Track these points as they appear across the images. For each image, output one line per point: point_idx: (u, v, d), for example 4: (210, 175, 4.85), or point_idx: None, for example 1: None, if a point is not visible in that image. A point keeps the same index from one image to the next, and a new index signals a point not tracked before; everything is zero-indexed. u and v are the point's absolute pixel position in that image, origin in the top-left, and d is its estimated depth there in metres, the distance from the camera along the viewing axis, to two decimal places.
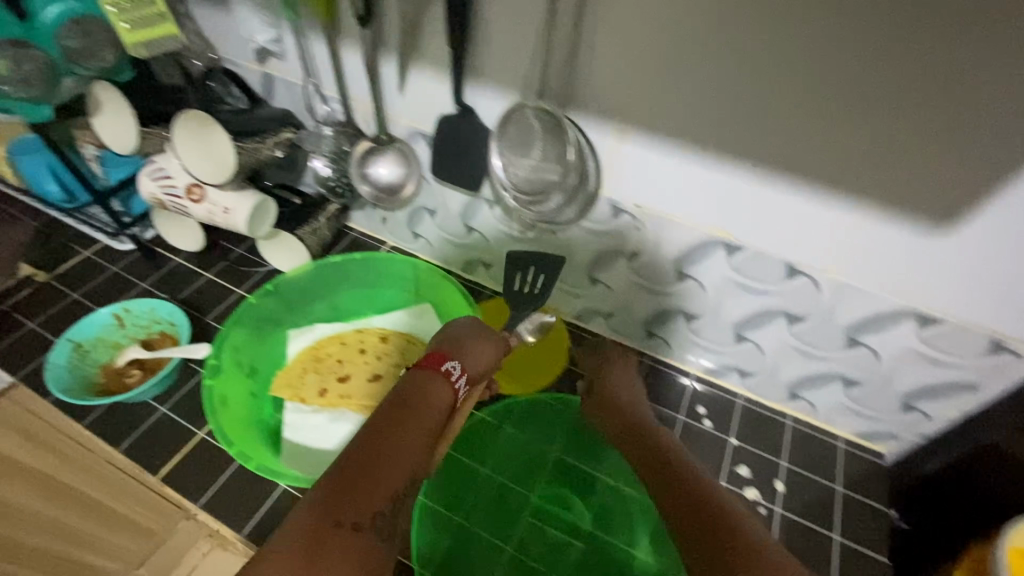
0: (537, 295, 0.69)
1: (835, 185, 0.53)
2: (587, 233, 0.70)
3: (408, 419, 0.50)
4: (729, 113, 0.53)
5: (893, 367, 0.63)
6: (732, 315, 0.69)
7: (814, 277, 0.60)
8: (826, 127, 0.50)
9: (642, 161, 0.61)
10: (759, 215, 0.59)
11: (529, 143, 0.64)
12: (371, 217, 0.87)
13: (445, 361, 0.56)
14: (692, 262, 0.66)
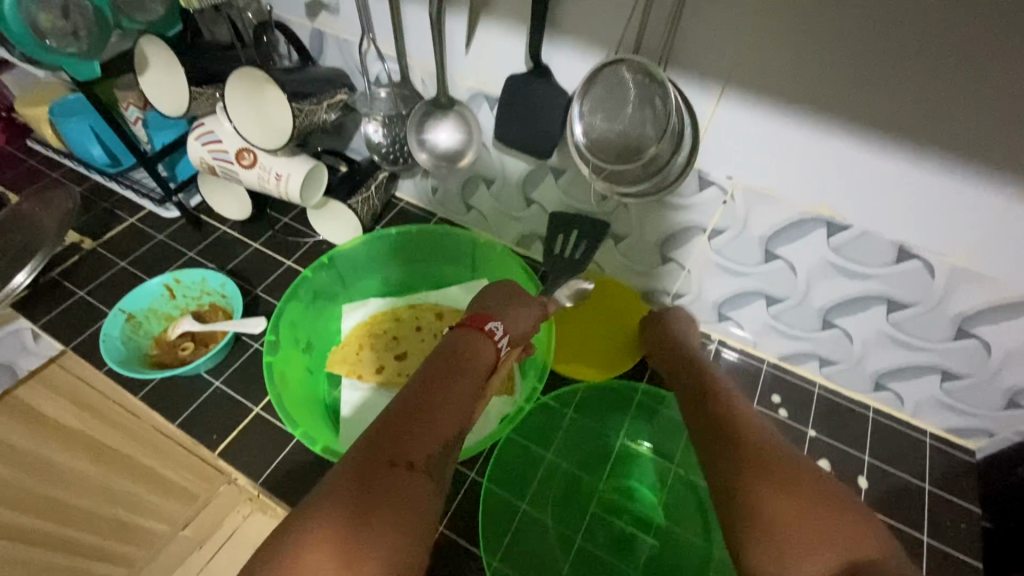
0: (576, 260, 0.67)
1: (983, 157, 0.45)
2: (663, 207, 0.63)
3: (460, 367, 0.47)
4: (854, 71, 0.45)
5: (1005, 361, 0.55)
6: (821, 299, 0.62)
7: (933, 261, 0.52)
8: (981, 82, 0.41)
9: (741, 128, 0.53)
10: (880, 189, 0.50)
11: (621, 104, 0.55)
12: (423, 188, 0.83)
13: (489, 320, 0.53)
14: (781, 239, 0.59)
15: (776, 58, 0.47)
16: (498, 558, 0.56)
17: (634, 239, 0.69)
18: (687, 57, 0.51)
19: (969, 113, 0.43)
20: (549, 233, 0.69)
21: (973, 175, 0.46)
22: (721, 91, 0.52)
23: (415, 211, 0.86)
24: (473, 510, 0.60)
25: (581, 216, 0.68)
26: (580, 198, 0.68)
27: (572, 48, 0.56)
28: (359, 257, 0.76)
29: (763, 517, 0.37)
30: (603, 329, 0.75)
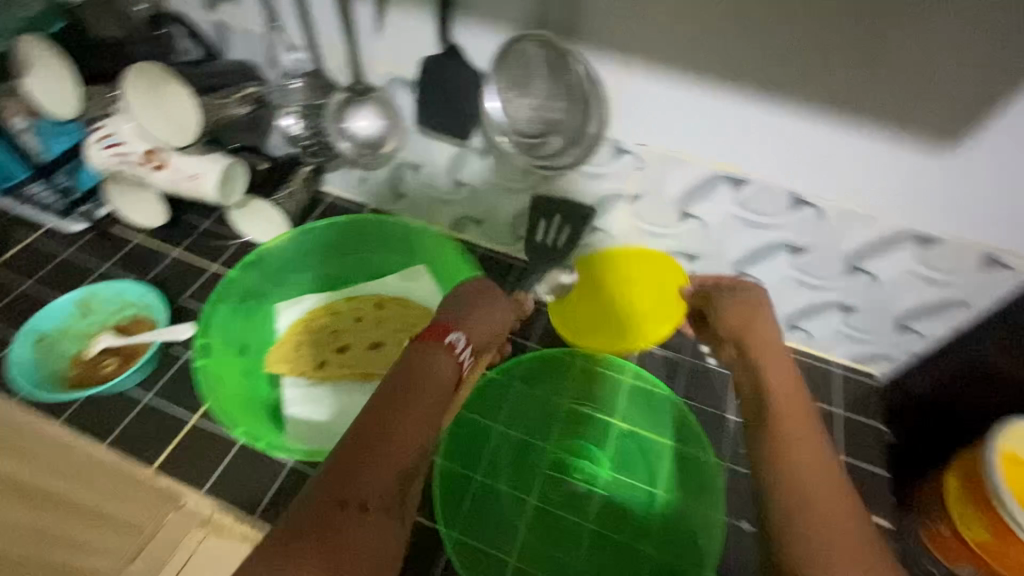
0: (559, 249, 0.68)
1: (848, 106, 0.51)
2: (585, 178, 0.65)
3: (418, 389, 0.46)
4: (735, 33, 0.49)
5: (892, 291, 0.62)
6: (733, 253, 0.66)
7: (822, 206, 0.58)
8: (840, 37, 0.47)
9: (643, 95, 0.57)
10: (768, 142, 0.55)
11: (528, 79, 0.59)
12: (348, 180, 0.82)
13: (449, 332, 0.52)
14: (696, 200, 0.63)
15: (667, 25, 0.51)
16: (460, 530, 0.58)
17: None
18: (590, 29, 0.54)
19: (831, 61, 0.48)
20: (533, 220, 0.68)
21: (842, 122, 0.52)
22: (623, 59, 0.55)
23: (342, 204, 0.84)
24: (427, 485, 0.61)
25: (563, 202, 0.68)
26: (507, 175, 0.69)
27: (483, 24, 0.57)
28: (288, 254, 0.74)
29: None
30: (626, 307, 0.72)
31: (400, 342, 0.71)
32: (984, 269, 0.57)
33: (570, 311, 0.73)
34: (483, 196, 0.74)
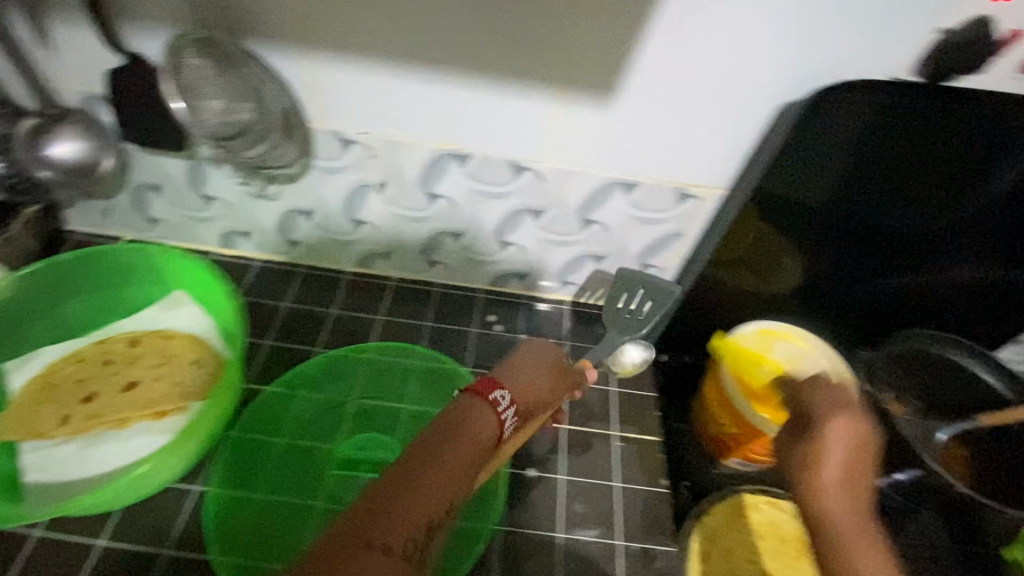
0: (643, 319, 0.70)
1: (691, 103, 0.55)
2: (488, 200, 0.67)
3: (456, 444, 0.46)
4: (583, 46, 0.51)
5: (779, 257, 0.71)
6: (636, 247, 0.72)
7: (701, 196, 0.64)
8: (673, 47, 0.51)
9: (511, 115, 0.57)
10: (639, 143, 0.59)
11: (393, 111, 0.58)
12: (236, 237, 0.78)
13: (496, 388, 0.52)
14: (596, 205, 0.67)
15: (518, 42, 0.51)
16: None
17: (471, 232, 0.72)
18: (444, 54, 0.53)
19: (670, 67, 0.52)
20: (618, 288, 0.71)
21: (702, 119, 0.57)
22: (482, 78, 0.55)
23: (232, 262, 0.79)
24: None
25: (650, 280, 0.71)
26: (408, 205, 0.69)
27: (341, 71, 0.55)
28: (162, 348, 0.68)
29: None
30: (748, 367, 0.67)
31: (297, 395, 0.67)
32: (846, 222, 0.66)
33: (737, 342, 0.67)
34: (389, 229, 0.73)
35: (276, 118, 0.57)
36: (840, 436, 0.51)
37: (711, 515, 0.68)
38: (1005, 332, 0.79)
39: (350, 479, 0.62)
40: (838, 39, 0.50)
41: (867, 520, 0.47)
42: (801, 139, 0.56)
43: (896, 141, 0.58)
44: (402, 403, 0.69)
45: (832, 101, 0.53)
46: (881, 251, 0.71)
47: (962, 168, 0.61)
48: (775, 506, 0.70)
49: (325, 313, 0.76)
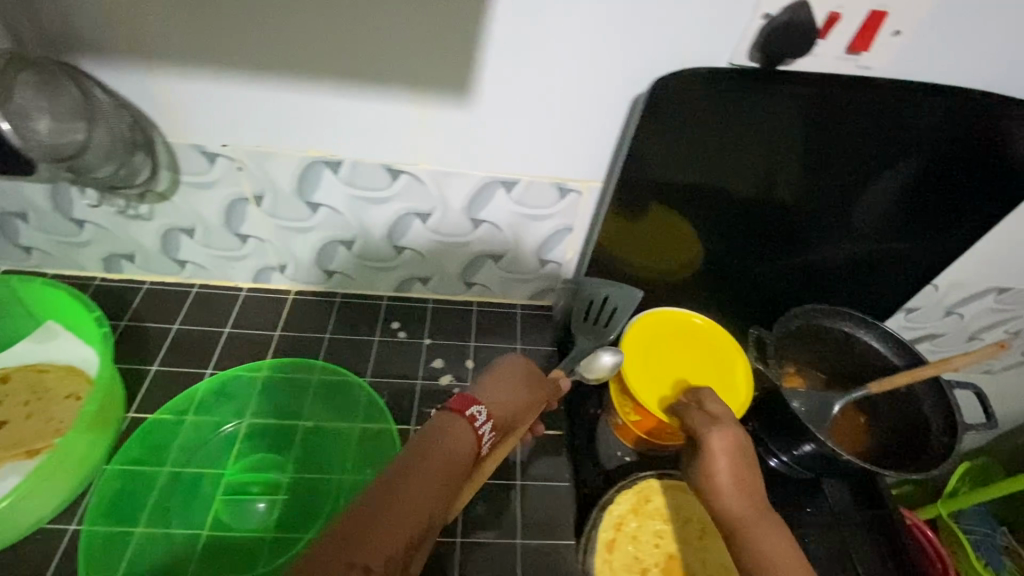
0: (606, 329, 0.73)
1: (551, 97, 0.55)
2: (372, 206, 0.66)
3: (432, 458, 0.49)
4: (428, 45, 0.50)
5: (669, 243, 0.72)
6: (530, 243, 0.72)
7: (580, 189, 0.65)
8: (518, 41, 0.51)
9: (373, 119, 0.56)
10: (508, 139, 0.59)
11: (250, 120, 0.57)
12: (119, 260, 0.74)
13: (474, 404, 0.55)
14: (481, 205, 0.66)
15: (362, 43, 0.50)
16: None
17: (362, 240, 0.71)
18: (288, 59, 0.51)
19: (520, 61, 0.52)
20: (582, 298, 0.74)
21: (564, 112, 0.57)
22: (333, 82, 0.53)
23: (117, 287, 0.76)
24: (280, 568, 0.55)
25: (615, 288, 0.74)
26: (291, 217, 0.67)
27: (188, 82, 0.53)
28: (35, 383, 0.64)
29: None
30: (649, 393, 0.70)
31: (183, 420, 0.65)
32: (726, 204, 0.68)
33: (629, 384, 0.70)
34: (278, 242, 0.71)
35: (109, 139, 0.54)
36: (717, 440, 0.60)
37: (617, 504, 0.68)
38: (890, 302, 0.83)
39: (238, 504, 0.60)
40: (679, 26, 0.51)
41: (757, 508, 0.57)
42: (657, 128, 0.57)
43: (756, 127, 0.59)
44: (299, 420, 0.67)
45: (675, 90, 0.54)
46: (774, 235, 0.73)
47: (860, 147, 0.63)
48: (680, 491, 0.70)
49: (218, 333, 0.74)
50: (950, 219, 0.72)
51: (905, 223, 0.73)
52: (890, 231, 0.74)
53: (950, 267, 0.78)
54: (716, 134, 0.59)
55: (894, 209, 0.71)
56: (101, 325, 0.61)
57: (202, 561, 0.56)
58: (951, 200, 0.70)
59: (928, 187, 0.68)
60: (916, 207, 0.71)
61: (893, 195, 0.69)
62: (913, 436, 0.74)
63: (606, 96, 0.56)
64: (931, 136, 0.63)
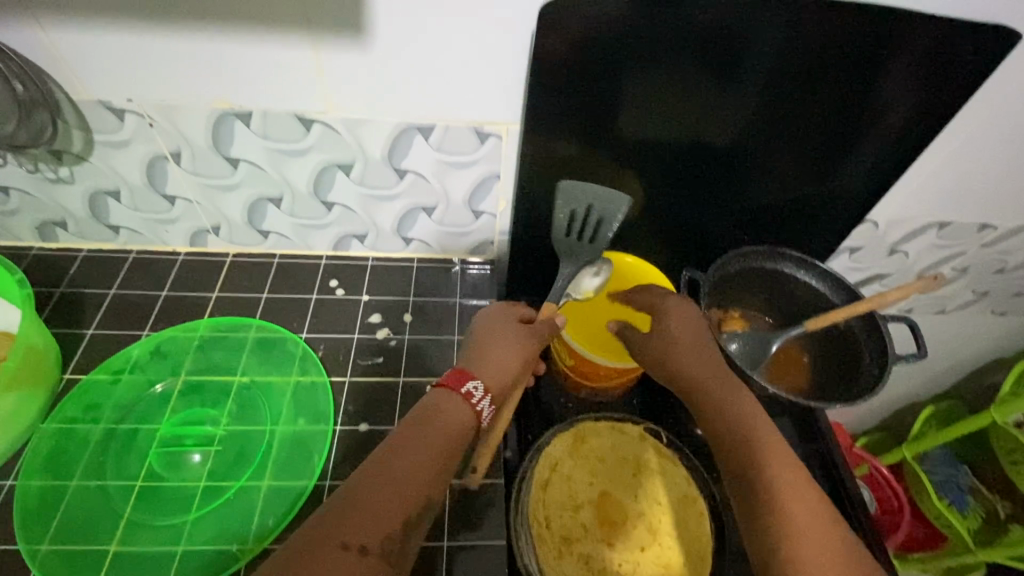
0: (595, 241, 0.68)
1: (449, 31, 0.55)
2: (292, 158, 0.65)
3: (426, 434, 0.51)
4: None
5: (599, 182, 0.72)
6: (460, 194, 0.71)
7: (497, 132, 0.65)
8: None
9: (273, 63, 0.56)
10: (412, 79, 0.59)
11: (151, 68, 0.56)
12: (53, 228, 0.74)
13: (467, 381, 0.56)
14: (401, 153, 0.66)
15: None
16: (255, 545, 0.55)
17: (290, 196, 0.71)
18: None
19: None
20: (560, 211, 0.68)
21: (464, 47, 0.57)
22: (226, 24, 0.53)
23: (55, 254, 0.76)
24: (214, 510, 0.57)
25: (594, 194, 0.68)
26: (213, 174, 0.67)
27: (81, 30, 0.53)
28: None
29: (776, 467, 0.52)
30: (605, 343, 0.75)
31: (117, 378, 0.66)
32: (648, 140, 0.67)
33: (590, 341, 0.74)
34: (205, 202, 0.71)
35: (9, 96, 0.55)
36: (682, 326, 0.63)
37: (553, 445, 0.69)
38: (831, 241, 0.83)
39: (173, 456, 0.61)
40: None
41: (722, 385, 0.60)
42: (558, 59, 0.58)
43: (664, 60, 0.59)
44: (234, 375, 0.67)
45: (569, 18, 0.55)
46: (703, 177, 0.73)
47: (788, 76, 0.62)
48: (614, 431, 0.72)
49: (156, 297, 0.74)
50: (876, 151, 0.71)
51: (831, 160, 0.72)
52: (818, 167, 0.73)
53: (882, 202, 0.78)
54: (620, 68, 0.60)
55: (818, 144, 0.70)
56: (21, 287, 0.63)
57: (134, 508, 0.57)
58: (879, 133, 0.69)
59: (849, 120, 0.67)
60: (846, 141, 0.70)
61: (815, 131, 0.68)
62: (852, 367, 0.74)
63: (502, 27, 0.56)
64: (843, 65, 0.62)
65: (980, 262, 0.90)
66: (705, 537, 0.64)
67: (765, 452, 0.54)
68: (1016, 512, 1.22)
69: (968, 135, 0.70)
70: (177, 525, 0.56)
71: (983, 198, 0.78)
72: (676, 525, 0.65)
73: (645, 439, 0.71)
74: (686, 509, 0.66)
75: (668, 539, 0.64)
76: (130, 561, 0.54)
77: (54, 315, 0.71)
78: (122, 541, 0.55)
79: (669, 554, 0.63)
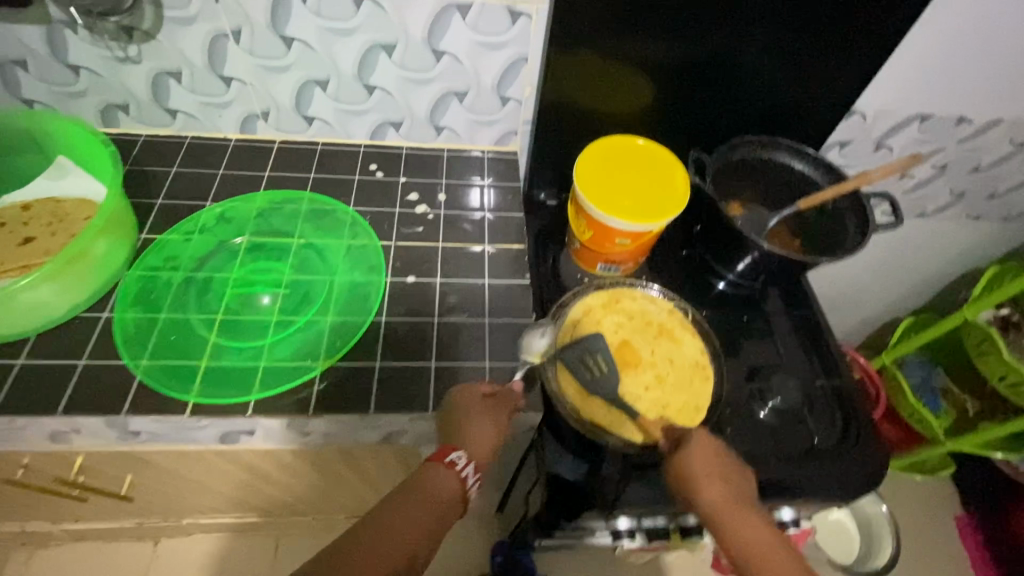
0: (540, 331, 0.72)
1: None
2: (340, 37, 0.72)
3: (415, 501, 0.56)
4: None
5: (616, 71, 0.78)
6: (490, 78, 0.79)
7: (527, 14, 0.72)
8: None
9: None
10: None
11: None
12: (115, 111, 0.81)
13: (451, 451, 0.59)
14: (439, 34, 0.73)
15: None
16: (326, 362, 0.65)
17: (336, 80, 0.78)
18: None
19: None
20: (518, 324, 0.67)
21: None
22: None
23: (117, 139, 0.84)
24: (288, 335, 0.67)
25: None
26: (268, 54, 0.74)
27: None
28: (56, 210, 0.73)
29: (749, 538, 0.58)
30: (627, 196, 0.78)
31: (191, 235, 0.74)
32: (666, 27, 0.73)
33: (611, 200, 0.77)
34: (258, 85, 0.78)
35: None
36: (675, 351, 0.75)
37: (590, 295, 0.77)
38: (824, 133, 0.91)
39: (247, 296, 0.70)
40: None
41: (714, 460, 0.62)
42: None
43: None
44: (293, 237, 0.76)
45: None
46: (709, 69, 0.80)
47: None
48: (644, 300, 0.79)
49: (214, 175, 0.82)
50: (863, 40, 0.77)
51: (824, 52, 0.79)
52: (814, 57, 0.80)
53: (867, 93, 0.86)
54: None
55: (814, 33, 0.76)
56: (107, 148, 0.70)
57: (217, 334, 0.66)
58: (875, 23, 0.75)
59: (843, 8, 0.74)
60: (842, 32, 0.76)
61: (814, 19, 0.75)
62: (836, 239, 0.84)
63: None
64: None
65: (957, 158, 0.98)
66: (705, 394, 0.73)
67: (739, 521, 0.59)
68: (981, 409, 1.35)
69: (945, 24, 0.77)
70: (257, 347, 0.66)
71: (959, 89, 0.85)
72: (683, 380, 0.73)
73: (671, 313, 0.79)
74: (694, 372, 0.74)
75: (672, 388, 0.72)
76: (221, 373, 0.63)
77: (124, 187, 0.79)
78: (212, 357, 0.64)
79: (671, 398, 0.71)
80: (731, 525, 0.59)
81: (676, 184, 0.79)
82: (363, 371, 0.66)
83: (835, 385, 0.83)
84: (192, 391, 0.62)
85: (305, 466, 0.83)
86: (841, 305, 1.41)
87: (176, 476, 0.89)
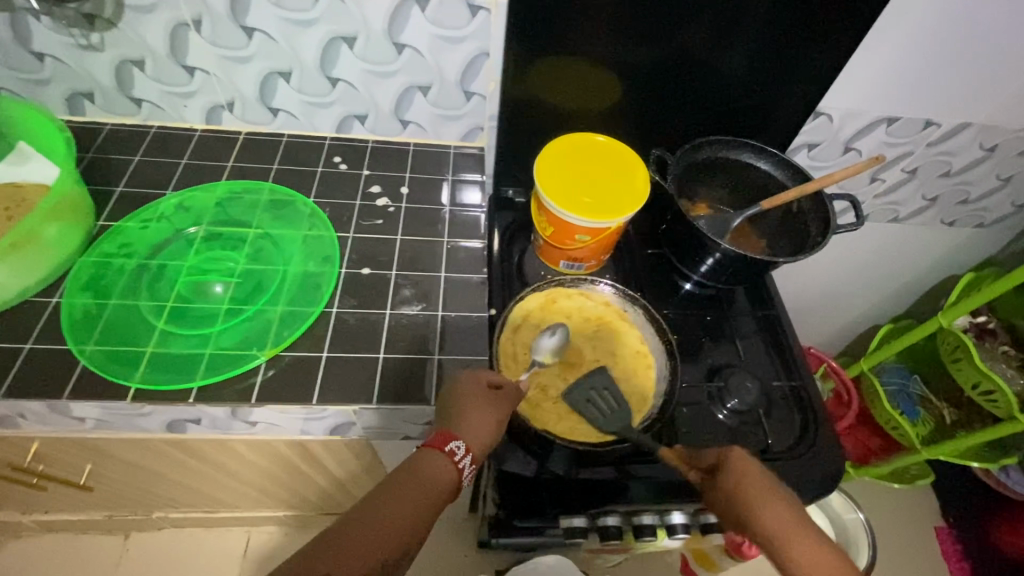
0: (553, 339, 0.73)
1: None
2: (301, 29, 0.73)
3: (412, 488, 0.55)
4: None
5: (578, 69, 0.78)
6: (452, 73, 0.79)
7: (486, 8, 0.72)
8: None
9: None
10: None
11: None
12: (80, 99, 0.82)
13: (451, 439, 0.58)
14: (400, 27, 0.73)
15: None
16: (272, 350, 0.65)
17: (298, 72, 0.78)
18: None
19: None
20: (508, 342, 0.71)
21: None
22: None
23: (82, 127, 0.84)
24: (236, 323, 0.67)
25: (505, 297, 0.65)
26: (229, 44, 0.74)
27: None
28: (14, 195, 0.73)
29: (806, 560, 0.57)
30: (589, 194, 0.77)
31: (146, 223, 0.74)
32: (626, 25, 0.73)
33: (573, 197, 0.77)
34: (220, 75, 0.78)
35: None
36: (615, 343, 0.76)
37: (527, 300, 0.77)
38: (789, 134, 0.91)
39: (199, 283, 0.70)
40: None
41: (766, 486, 0.61)
42: None
43: None
44: (250, 227, 0.76)
45: None
46: (672, 68, 0.80)
47: None
48: (582, 296, 0.79)
49: (176, 164, 0.82)
50: (825, 42, 0.78)
51: (785, 52, 0.79)
52: (776, 58, 0.80)
53: (831, 94, 0.86)
54: None
55: (776, 34, 0.76)
56: (63, 134, 0.71)
57: (164, 321, 0.66)
58: (835, 24, 0.75)
59: (802, 10, 0.74)
60: (803, 32, 0.76)
61: (774, 19, 0.74)
62: (801, 238, 0.84)
63: None
64: None
65: (926, 163, 0.98)
66: (650, 381, 0.74)
67: (795, 540, 0.58)
68: (959, 418, 1.34)
69: (907, 27, 0.77)
70: (204, 334, 0.65)
71: (923, 93, 0.86)
72: (625, 371, 0.75)
73: (608, 306, 0.79)
74: (638, 360, 0.75)
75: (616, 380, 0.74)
76: (165, 359, 0.63)
77: (85, 173, 0.79)
78: (158, 343, 0.64)
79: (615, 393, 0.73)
80: (789, 545, 0.57)
81: (636, 182, 0.79)
82: (312, 360, 0.66)
83: (795, 387, 0.82)
84: (135, 376, 0.62)
85: (261, 457, 0.83)
86: (819, 311, 1.41)
87: (135, 467, 0.89)
